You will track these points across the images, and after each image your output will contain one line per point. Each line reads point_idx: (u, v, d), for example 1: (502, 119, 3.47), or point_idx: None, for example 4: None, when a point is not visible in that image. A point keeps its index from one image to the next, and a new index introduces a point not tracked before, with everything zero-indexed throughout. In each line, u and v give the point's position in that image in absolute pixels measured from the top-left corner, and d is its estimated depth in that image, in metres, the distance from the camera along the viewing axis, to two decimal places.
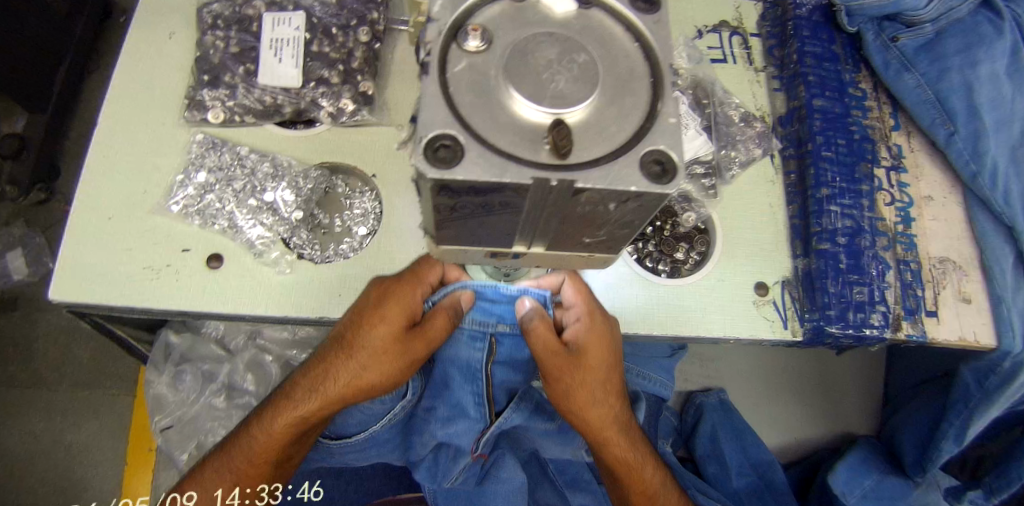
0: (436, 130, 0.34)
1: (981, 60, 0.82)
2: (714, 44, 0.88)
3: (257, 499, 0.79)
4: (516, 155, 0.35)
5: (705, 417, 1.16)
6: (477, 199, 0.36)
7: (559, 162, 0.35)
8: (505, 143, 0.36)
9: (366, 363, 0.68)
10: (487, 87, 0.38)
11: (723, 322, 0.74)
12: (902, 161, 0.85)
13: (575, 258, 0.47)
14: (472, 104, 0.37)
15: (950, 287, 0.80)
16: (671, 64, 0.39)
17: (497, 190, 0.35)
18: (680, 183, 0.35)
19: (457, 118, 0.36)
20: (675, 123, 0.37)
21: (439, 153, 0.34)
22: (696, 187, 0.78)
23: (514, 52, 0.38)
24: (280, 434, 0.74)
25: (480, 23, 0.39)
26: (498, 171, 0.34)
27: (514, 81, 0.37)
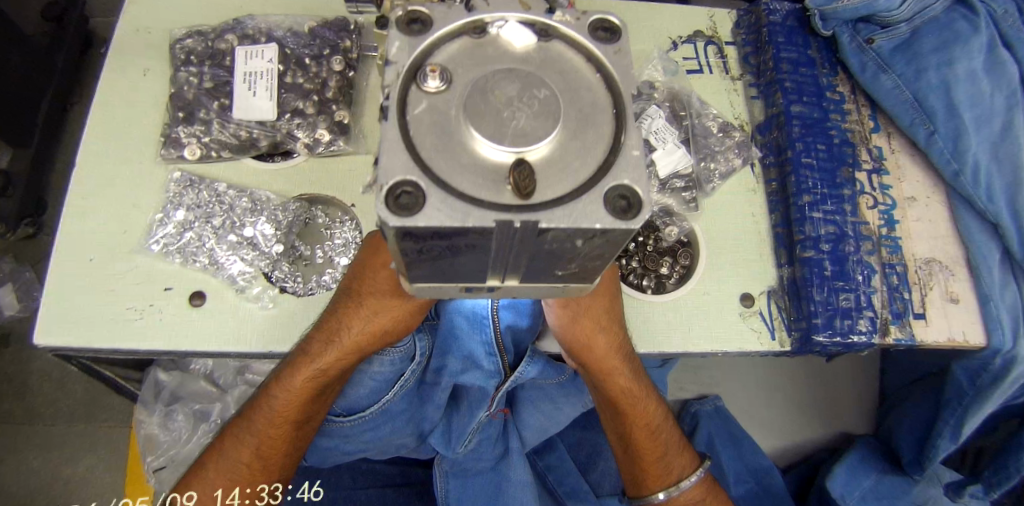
0: (396, 177, 0.34)
1: (957, 59, 0.81)
2: (689, 55, 0.88)
3: (257, 499, 0.73)
4: (479, 197, 0.35)
5: (699, 425, 1.15)
6: (443, 242, 0.36)
7: (522, 202, 0.35)
8: (467, 186, 0.35)
9: (372, 313, 0.64)
10: (449, 128, 0.37)
11: (710, 336, 0.73)
12: (883, 163, 0.85)
13: (550, 289, 0.46)
14: (433, 146, 0.37)
15: (937, 287, 0.80)
16: (632, 95, 0.39)
17: (461, 233, 0.34)
18: (646, 216, 0.34)
19: (418, 163, 0.35)
20: (640, 156, 0.37)
21: (399, 201, 0.34)
22: (676, 201, 0.78)
23: (474, 90, 0.37)
24: (290, 402, 0.69)
25: (439, 63, 0.39)
26: (461, 216, 0.33)
27: (474, 122, 0.36)
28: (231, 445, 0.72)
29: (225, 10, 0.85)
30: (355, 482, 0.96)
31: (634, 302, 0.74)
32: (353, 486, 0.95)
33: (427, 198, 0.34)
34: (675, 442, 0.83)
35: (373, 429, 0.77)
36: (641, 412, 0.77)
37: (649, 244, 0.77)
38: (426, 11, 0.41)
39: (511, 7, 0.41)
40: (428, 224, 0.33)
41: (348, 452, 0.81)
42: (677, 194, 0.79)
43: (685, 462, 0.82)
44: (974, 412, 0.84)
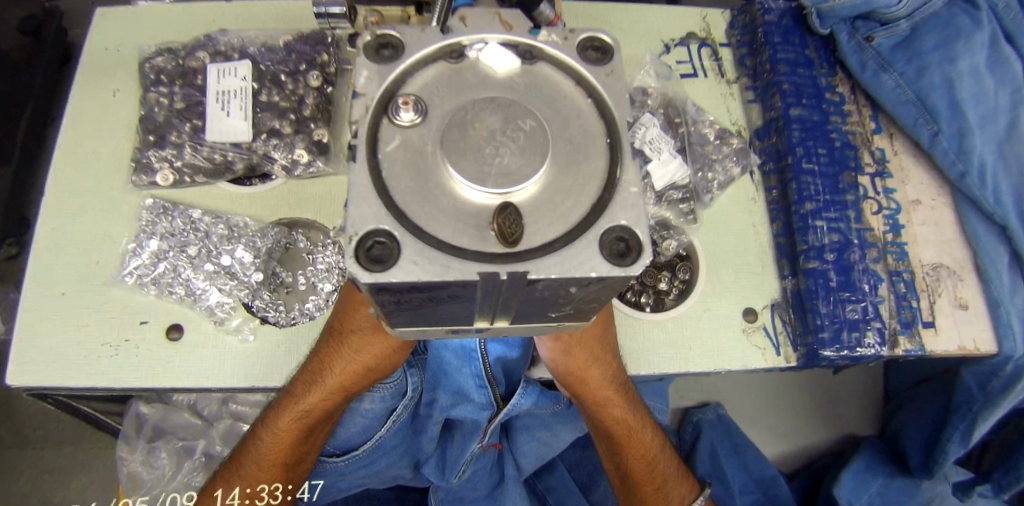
0: (366, 227, 0.31)
1: (960, 55, 0.78)
2: (682, 58, 0.85)
3: (258, 498, 0.69)
4: (460, 246, 0.32)
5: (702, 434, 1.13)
6: (422, 294, 0.32)
7: (508, 250, 0.31)
8: (447, 232, 0.32)
9: (358, 347, 0.62)
10: (427, 166, 0.34)
11: (713, 355, 0.70)
12: (886, 165, 0.82)
13: (543, 328, 0.43)
14: (408, 188, 0.33)
15: (945, 294, 0.77)
16: (626, 122, 0.36)
17: (441, 286, 0.31)
18: (646, 261, 0.31)
19: (392, 209, 0.32)
20: (637, 192, 0.34)
21: (371, 254, 0.30)
22: (673, 213, 0.75)
23: (452, 125, 0.34)
24: (286, 437, 0.68)
25: (414, 93, 0.36)
26: (440, 269, 0.30)
27: (452, 160, 0.33)
28: (226, 485, 0.69)
29: (197, 26, 0.81)
30: None
31: (633, 321, 0.71)
32: None
33: (400, 251, 0.30)
34: (674, 469, 0.81)
35: (369, 464, 0.77)
36: (638, 439, 0.76)
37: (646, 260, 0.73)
38: (398, 35, 0.37)
39: (490, 27, 0.38)
40: (401, 280, 0.30)
41: (347, 487, 0.81)
42: (676, 207, 0.75)
43: (685, 490, 0.81)
44: (984, 419, 0.81)
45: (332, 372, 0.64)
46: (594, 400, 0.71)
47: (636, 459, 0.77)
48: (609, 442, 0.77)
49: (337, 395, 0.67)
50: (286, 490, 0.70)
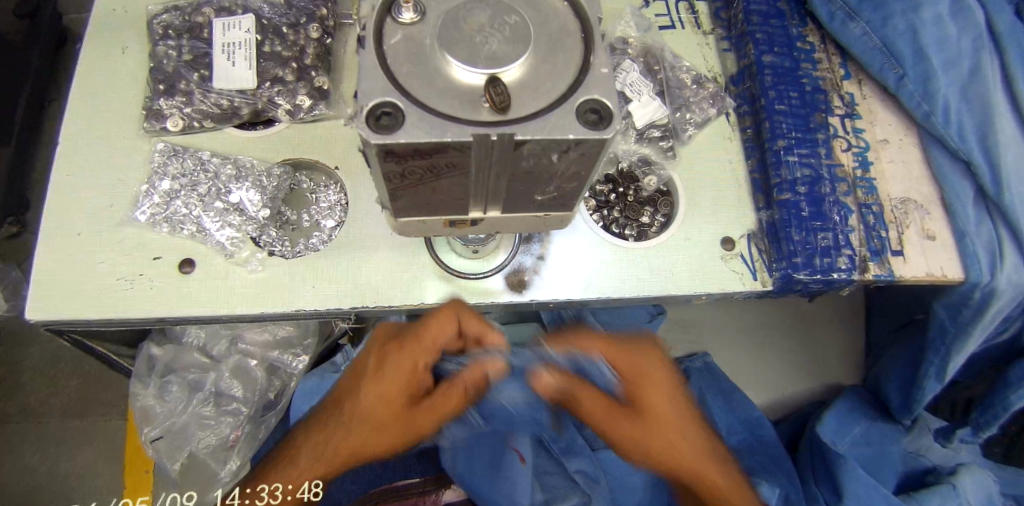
0: (376, 99, 0.36)
1: (923, 4, 0.82)
2: (661, 12, 0.89)
3: (258, 500, 0.78)
4: (456, 115, 0.36)
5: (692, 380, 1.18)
6: (423, 162, 0.37)
7: (499, 117, 0.36)
8: (444, 106, 0.37)
9: (375, 423, 0.71)
10: (426, 55, 0.39)
11: (694, 279, 0.75)
12: (855, 108, 0.87)
13: (530, 219, 0.48)
14: (410, 72, 0.38)
15: (913, 226, 0.82)
16: (597, 19, 0.41)
17: (441, 150, 0.36)
18: (617, 127, 0.36)
19: (396, 87, 0.37)
20: (608, 73, 0.39)
21: (377, 121, 0.35)
22: (654, 150, 0.81)
23: (447, 19, 0.39)
24: (329, 460, 0.77)
25: None
26: (439, 131, 0.35)
27: (447, 48, 0.38)
28: (272, 475, 0.79)
29: None
30: None
31: (619, 251, 0.75)
32: None
33: (407, 117, 0.35)
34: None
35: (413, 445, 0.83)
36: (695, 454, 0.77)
37: (629, 195, 0.79)
38: None
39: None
40: (408, 141, 0.34)
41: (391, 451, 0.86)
42: (655, 143, 0.81)
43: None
44: (957, 349, 0.85)
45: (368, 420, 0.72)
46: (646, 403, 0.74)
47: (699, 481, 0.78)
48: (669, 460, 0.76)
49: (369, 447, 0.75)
50: (285, 493, 0.78)
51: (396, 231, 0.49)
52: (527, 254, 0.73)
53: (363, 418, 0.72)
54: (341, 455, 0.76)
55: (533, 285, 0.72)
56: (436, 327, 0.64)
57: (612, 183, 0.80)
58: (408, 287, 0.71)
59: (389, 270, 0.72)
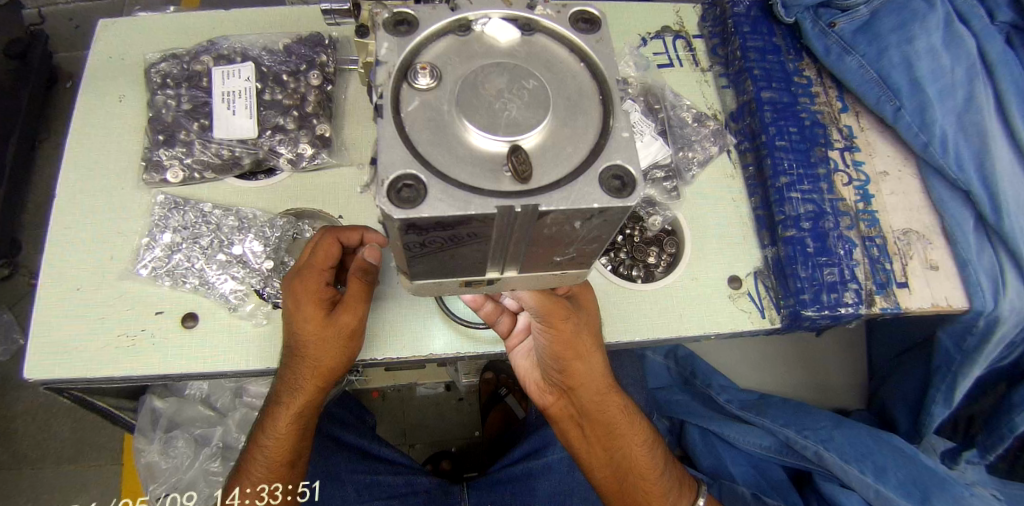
0: (404, 170, 0.35)
1: (916, 36, 0.83)
2: (659, 50, 0.83)
3: (257, 501, 0.70)
4: (478, 186, 0.36)
5: (687, 422, 1.02)
6: (443, 233, 0.37)
7: (522, 187, 0.36)
8: (465, 176, 0.37)
9: (313, 350, 0.61)
10: (445, 119, 0.39)
11: (702, 320, 0.67)
12: (854, 141, 0.87)
13: (547, 277, 0.47)
14: (429, 140, 0.38)
15: (916, 256, 0.80)
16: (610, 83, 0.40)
17: (463, 222, 0.35)
18: (640, 193, 0.35)
19: (416, 157, 0.37)
20: (629, 137, 0.38)
21: (400, 194, 0.34)
22: (658, 191, 0.71)
23: (465, 86, 0.39)
24: (288, 436, 0.68)
25: (428, 62, 0.40)
26: (463, 204, 0.35)
27: (467, 116, 0.38)
28: (241, 478, 0.70)
29: (198, 33, 0.84)
30: (360, 495, 0.93)
31: (624, 296, 0.67)
32: (358, 499, 0.93)
33: (430, 190, 0.35)
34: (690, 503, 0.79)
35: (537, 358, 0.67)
36: (633, 436, 0.73)
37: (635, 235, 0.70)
38: (413, 13, 0.41)
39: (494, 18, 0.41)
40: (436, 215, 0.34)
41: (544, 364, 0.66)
42: (660, 185, 0.71)
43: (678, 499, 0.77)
44: (963, 375, 0.85)
45: (304, 374, 0.64)
46: (585, 396, 0.68)
47: (640, 497, 0.74)
48: (585, 432, 0.73)
49: (322, 391, 0.67)
50: (286, 492, 0.71)
51: (412, 292, 0.48)
52: None
53: (305, 355, 0.62)
54: (298, 402, 0.66)
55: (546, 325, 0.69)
56: (323, 246, 0.62)
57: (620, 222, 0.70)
58: (415, 335, 0.69)
59: (395, 318, 0.70)
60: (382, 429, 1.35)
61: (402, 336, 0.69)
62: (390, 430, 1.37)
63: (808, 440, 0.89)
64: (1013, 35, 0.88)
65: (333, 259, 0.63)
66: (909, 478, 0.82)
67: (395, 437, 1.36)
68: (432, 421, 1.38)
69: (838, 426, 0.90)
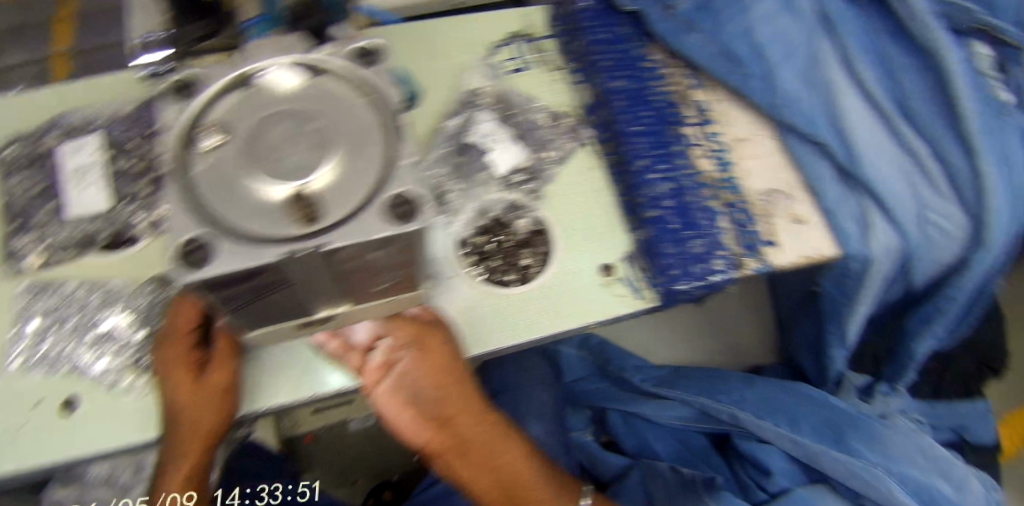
0: (193, 232, 0.36)
1: (750, 5, 0.86)
2: (512, 56, 0.83)
3: None
4: (268, 234, 0.37)
5: (609, 407, 1.04)
6: (245, 285, 0.38)
7: (310, 229, 0.37)
8: (257, 227, 0.37)
9: (188, 415, 0.63)
10: (237, 173, 0.39)
11: (579, 311, 0.68)
12: (708, 114, 0.84)
13: (384, 304, 0.49)
14: (222, 198, 0.38)
15: (782, 213, 0.78)
16: (394, 111, 0.41)
17: (257, 271, 0.37)
18: (424, 216, 0.36)
19: (208, 217, 0.37)
20: (411, 163, 0.39)
21: (190, 253, 0.35)
22: (521, 195, 0.73)
23: (251, 139, 0.39)
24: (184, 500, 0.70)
25: (215, 119, 0.41)
26: (253, 256, 0.36)
27: (255, 168, 0.38)
28: None
29: (31, 108, 0.80)
30: None
31: (498, 301, 0.67)
32: None
33: (220, 247, 0.36)
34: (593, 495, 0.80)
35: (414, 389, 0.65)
36: (515, 454, 0.72)
37: (505, 242, 0.70)
38: (197, 78, 0.42)
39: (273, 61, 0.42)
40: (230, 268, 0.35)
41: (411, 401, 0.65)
42: (520, 188, 0.73)
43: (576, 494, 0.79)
44: (850, 316, 0.90)
45: (186, 441, 0.65)
46: (461, 420, 0.68)
47: None
48: (469, 461, 0.69)
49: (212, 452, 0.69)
50: None
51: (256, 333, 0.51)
52: None
53: (179, 423, 0.64)
54: (189, 466, 0.68)
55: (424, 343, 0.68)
56: (183, 317, 0.65)
57: (487, 233, 0.71)
58: (298, 380, 0.65)
59: (272, 367, 0.66)
60: (318, 479, 1.25)
61: (285, 380, 0.65)
62: (328, 474, 1.30)
63: (722, 404, 0.93)
64: None
65: (198, 327, 0.65)
66: (820, 420, 0.88)
67: (336, 478, 1.30)
68: (371, 457, 1.32)
69: (749, 386, 0.96)
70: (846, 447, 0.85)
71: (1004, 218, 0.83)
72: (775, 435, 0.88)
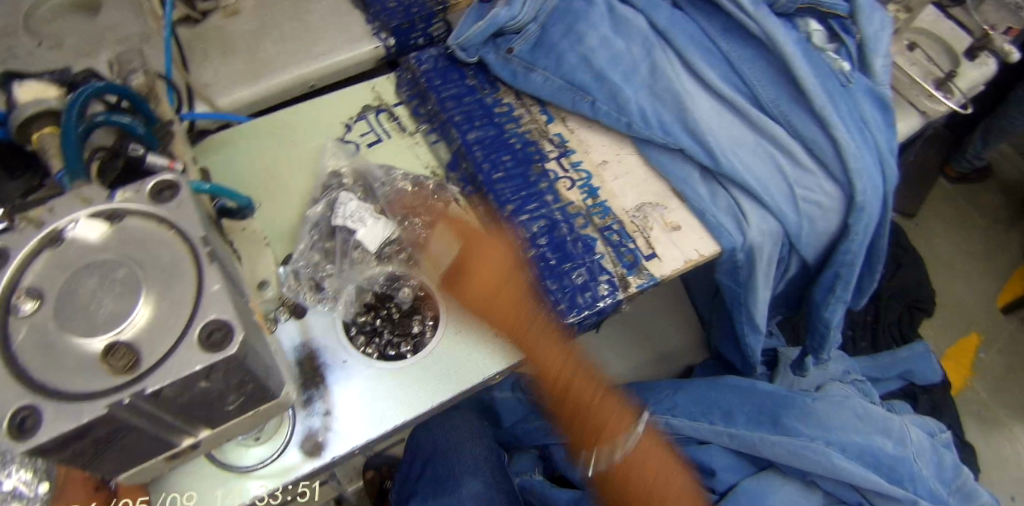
0: (19, 403, 0.33)
1: (585, 35, 0.92)
2: (365, 130, 0.86)
3: None
4: (89, 392, 0.34)
5: (551, 444, 1.04)
6: (80, 442, 0.35)
7: (131, 377, 0.34)
8: (79, 387, 0.34)
9: None
10: (55, 336, 0.35)
11: (479, 365, 0.69)
12: (567, 146, 0.88)
13: (244, 420, 0.47)
14: (43, 363, 0.35)
15: (656, 224, 0.82)
16: (198, 235, 0.39)
17: (87, 432, 0.34)
18: (238, 340, 0.36)
19: (33, 385, 0.34)
20: (220, 288, 0.37)
21: (18, 426, 0.32)
22: (397, 265, 0.74)
23: (65, 295, 0.36)
24: None
25: (31, 282, 0.37)
26: (70, 419, 0.33)
27: (70, 327, 0.35)
28: None
29: None
30: None
31: (396, 375, 0.68)
32: None
33: (45, 412, 0.33)
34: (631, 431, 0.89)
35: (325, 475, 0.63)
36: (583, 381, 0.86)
37: (392, 313, 0.72)
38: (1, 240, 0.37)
39: (68, 204, 0.39)
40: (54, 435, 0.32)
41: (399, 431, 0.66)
42: (395, 259, 0.74)
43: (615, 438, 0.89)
44: (752, 303, 0.92)
45: None
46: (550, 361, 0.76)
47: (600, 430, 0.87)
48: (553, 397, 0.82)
49: None
50: None
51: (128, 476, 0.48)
52: (312, 416, 0.65)
53: None
54: None
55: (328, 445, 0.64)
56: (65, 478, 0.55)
57: (371, 309, 0.72)
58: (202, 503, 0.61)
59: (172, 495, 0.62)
60: None
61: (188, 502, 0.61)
62: None
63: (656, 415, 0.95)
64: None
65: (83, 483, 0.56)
66: (757, 408, 0.94)
67: None
68: None
69: (678, 390, 0.99)
70: (783, 429, 0.90)
71: (867, 183, 0.87)
72: (719, 434, 0.93)
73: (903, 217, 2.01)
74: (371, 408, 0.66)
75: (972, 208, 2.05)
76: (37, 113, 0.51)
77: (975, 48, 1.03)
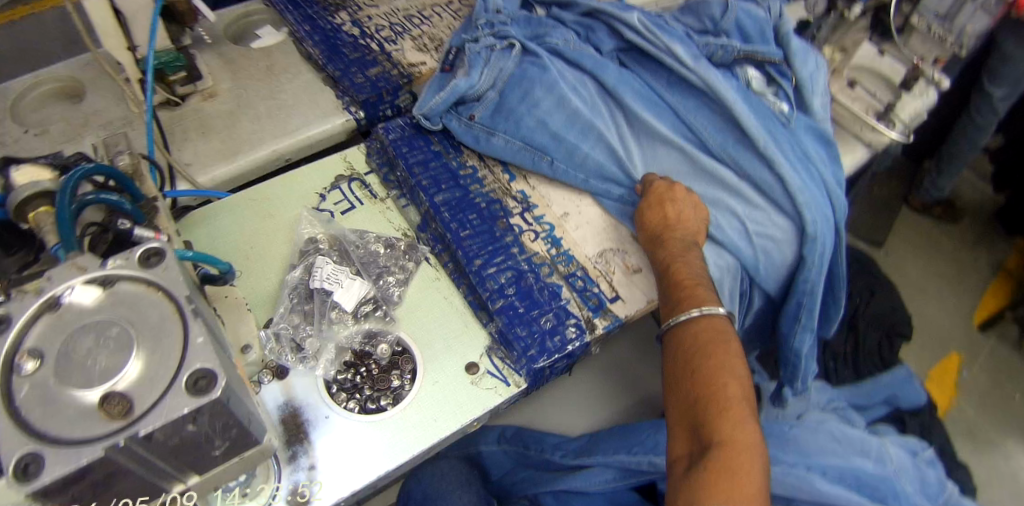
0: (20, 449, 0.32)
1: (539, 100, 0.98)
2: (339, 199, 0.91)
3: None
4: (88, 435, 0.33)
5: (539, 495, 1.02)
6: (77, 486, 0.34)
7: (129, 421, 0.34)
8: (78, 432, 0.33)
9: None
10: (55, 390, 0.34)
11: (456, 414, 0.71)
12: (530, 201, 0.94)
13: (233, 466, 0.44)
14: (45, 413, 0.34)
15: (617, 268, 0.88)
16: (185, 294, 0.39)
17: (84, 474, 0.33)
18: (222, 383, 0.36)
19: (32, 434, 0.33)
20: (205, 340, 0.37)
21: (22, 471, 0.31)
22: (372, 323, 0.77)
23: (65, 351, 0.35)
24: None
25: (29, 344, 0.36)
26: (70, 459, 0.32)
27: (70, 382, 0.34)
28: None
29: None
30: None
31: (375, 430, 0.69)
32: None
33: (46, 457, 0.32)
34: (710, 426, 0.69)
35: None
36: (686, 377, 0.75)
37: (370, 371, 0.73)
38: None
39: (61, 273, 0.38)
40: (55, 477, 0.31)
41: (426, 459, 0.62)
42: (372, 316, 0.77)
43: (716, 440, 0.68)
44: None
45: None
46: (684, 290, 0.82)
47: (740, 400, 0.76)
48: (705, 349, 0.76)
49: None
50: None
51: None
52: (297, 470, 0.65)
53: None
54: None
55: (314, 499, 0.63)
56: None
57: (351, 367, 0.73)
58: None
59: None
60: None
61: None
62: None
63: (640, 456, 0.95)
64: (623, 57, 1.08)
65: None
66: None
67: None
68: None
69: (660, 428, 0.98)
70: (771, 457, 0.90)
71: (816, 213, 0.90)
72: None
73: (869, 247, 2.09)
74: (355, 463, 0.67)
75: (932, 233, 2.15)
76: (31, 195, 0.49)
77: (908, 80, 1.05)
